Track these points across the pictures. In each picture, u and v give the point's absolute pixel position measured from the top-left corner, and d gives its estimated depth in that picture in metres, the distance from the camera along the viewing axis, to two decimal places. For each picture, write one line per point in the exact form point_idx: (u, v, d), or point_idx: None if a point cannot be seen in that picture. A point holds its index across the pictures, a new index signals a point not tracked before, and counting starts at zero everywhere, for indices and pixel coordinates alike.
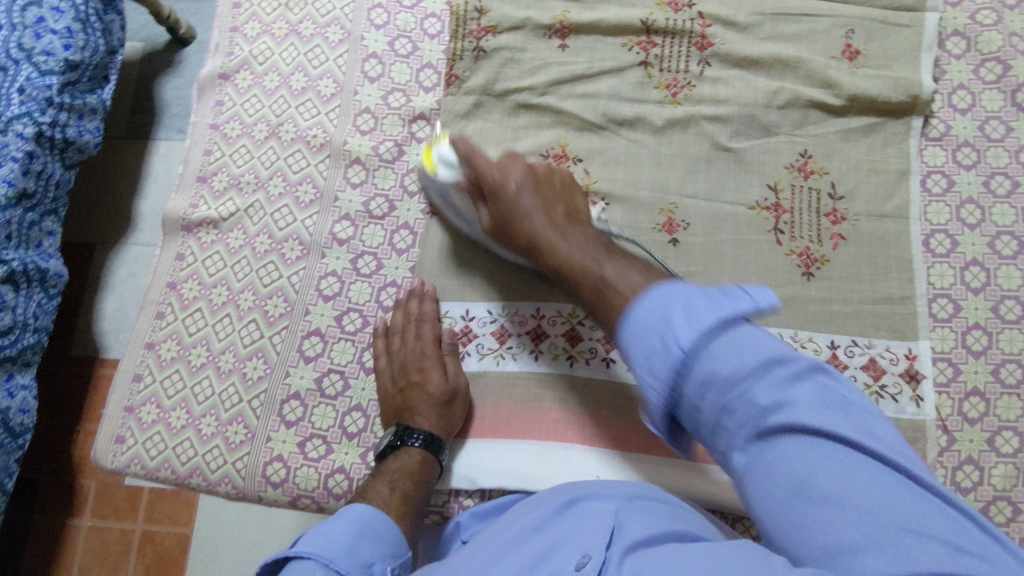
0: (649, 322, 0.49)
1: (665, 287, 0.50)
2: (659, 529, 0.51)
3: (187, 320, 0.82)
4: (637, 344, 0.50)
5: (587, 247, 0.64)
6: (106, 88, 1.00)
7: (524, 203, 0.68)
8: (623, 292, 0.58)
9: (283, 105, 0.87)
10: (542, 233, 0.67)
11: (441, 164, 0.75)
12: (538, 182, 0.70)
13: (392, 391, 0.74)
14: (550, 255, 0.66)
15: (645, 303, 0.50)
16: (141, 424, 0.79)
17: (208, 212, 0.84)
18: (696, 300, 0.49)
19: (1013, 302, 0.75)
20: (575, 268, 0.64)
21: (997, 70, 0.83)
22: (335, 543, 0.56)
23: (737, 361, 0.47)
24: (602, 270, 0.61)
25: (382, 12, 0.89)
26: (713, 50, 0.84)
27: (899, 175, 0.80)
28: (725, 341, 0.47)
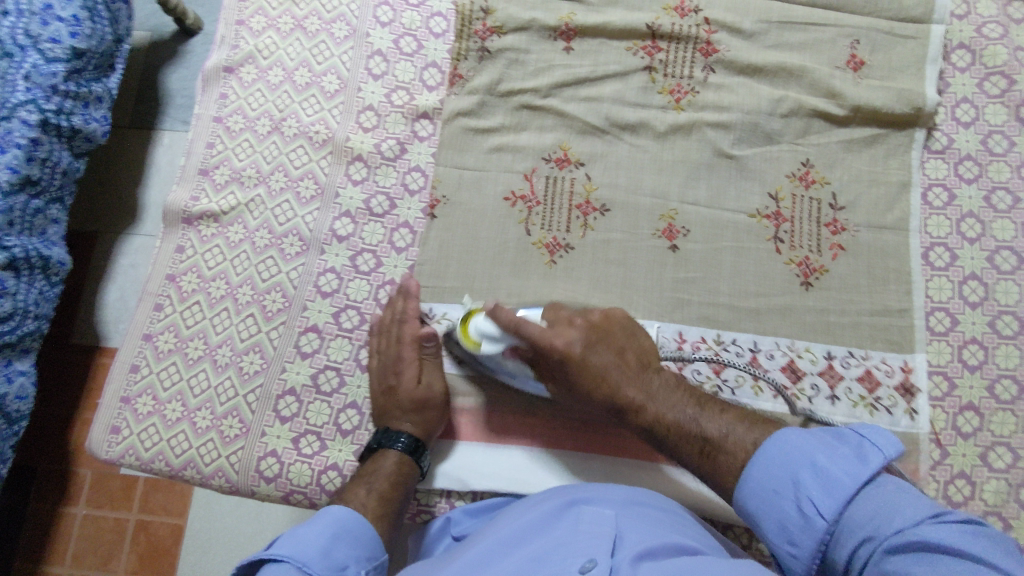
0: (769, 473, 0.53)
1: (766, 455, 0.53)
2: (657, 535, 0.52)
3: (185, 313, 0.82)
4: (769, 506, 0.52)
5: (677, 402, 0.62)
6: (113, 77, 1.00)
7: (596, 358, 0.65)
8: (723, 449, 0.57)
9: (286, 100, 0.87)
10: (629, 391, 0.64)
11: (482, 340, 0.68)
12: (603, 334, 0.66)
13: (377, 393, 0.74)
14: (638, 411, 0.63)
15: (769, 458, 0.53)
16: (137, 415, 0.79)
17: (209, 205, 0.84)
18: (816, 454, 0.51)
19: (1010, 317, 0.75)
20: (674, 428, 0.60)
21: (1001, 84, 0.82)
22: (310, 545, 0.55)
23: (876, 506, 0.47)
24: (703, 428, 0.59)
25: (388, 10, 0.89)
26: (717, 57, 0.84)
27: (900, 186, 0.80)
28: (862, 489, 0.48)
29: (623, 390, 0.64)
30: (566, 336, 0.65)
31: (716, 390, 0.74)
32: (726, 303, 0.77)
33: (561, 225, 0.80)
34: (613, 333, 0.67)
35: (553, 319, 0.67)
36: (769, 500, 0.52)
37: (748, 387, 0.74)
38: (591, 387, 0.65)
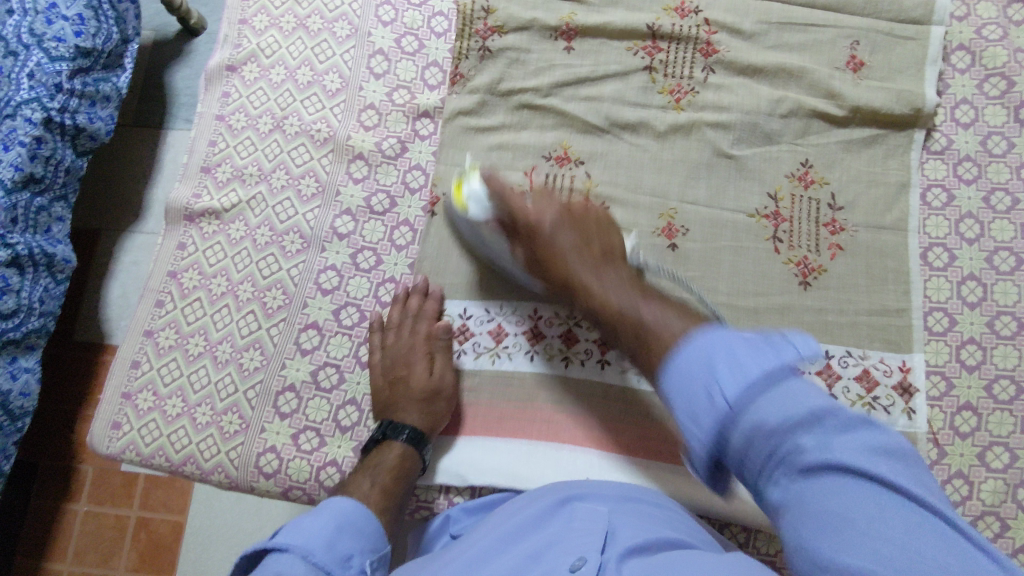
0: (693, 372, 0.47)
1: (693, 350, 0.49)
2: (650, 531, 0.52)
3: (186, 309, 0.82)
4: (680, 394, 0.48)
5: (621, 287, 0.63)
6: (123, 74, 1.01)
7: (560, 237, 0.68)
8: (661, 336, 0.54)
9: (288, 98, 0.88)
10: (577, 270, 0.66)
11: (471, 201, 0.74)
12: (577, 218, 0.69)
13: (382, 385, 0.75)
14: (584, 291, 0.65)
15: (695, 350, 0.49)
16: (138, 410, 0.79)
17: (210, 202, 0.85)
18: (739, 352, 0.46)
19: (1008, 318, 0.75)
20: (608, 310, 0.62)
21: (1000, 86, 0.83)
22: (313, 535, 0.55)
23: (779, 402, 0.43)
24: (641, 313, 0.58)
25: (390, 9, 0.90)
26: (717, 57, 0.84)
27: (899, 187, 0.80)
28: (770, 386, 0.44)
29: (573, 263, 0.66)
30: (541, 206, 0.69)
31: None
32: (725, 302, 0.77)
33: None
34: (588, 218, 0.69)
35: (535, 193, 0.71)
36: (692, 401, 0.47)
37: None
38: (546, 259, 0.68)
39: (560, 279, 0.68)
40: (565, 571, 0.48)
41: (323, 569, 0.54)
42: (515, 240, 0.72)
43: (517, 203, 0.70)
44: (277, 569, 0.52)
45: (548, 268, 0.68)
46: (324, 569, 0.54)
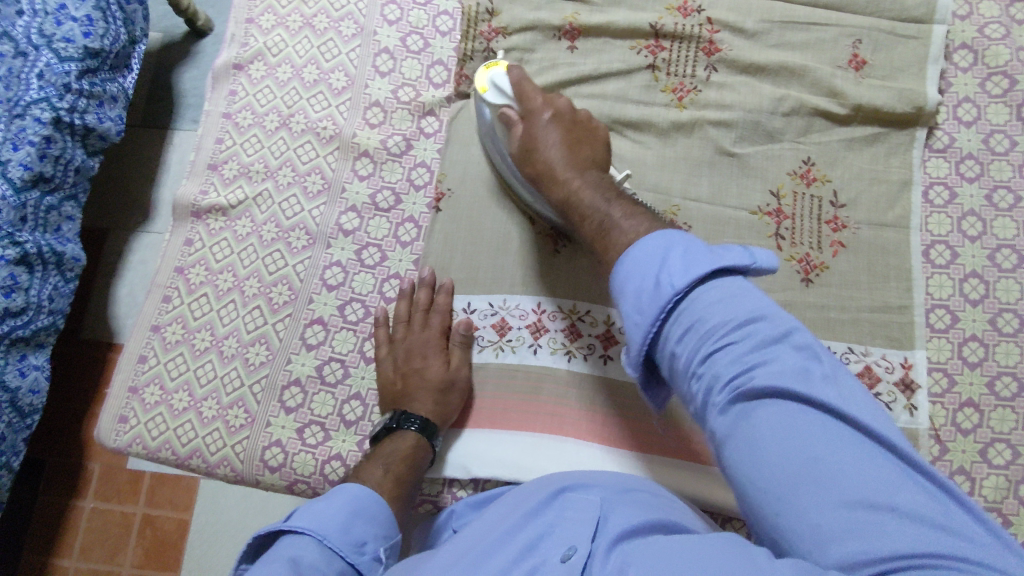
0: (643, 263, 0.53)
1: (644, 242, 0.54)
2: (644, 515, 0.53)
3: (193, 304, 0.83)
4: (630, 287, 0.53)
5: (598, 185, 0.66)
6: (128, 76, 1.03)
7: (553, 135, 0.70)
8: (622, 231, 0.59)
9: (295, 97, 0.89)
10: (558, 162, 0.69)
11: (490, 88, 0.76)
12: (580, 125, 0.72)
13: (394, 377, 0.75)
14: (562, 186, 0.68)
15: (647, 241, 0.54)
16: (145, 405, 0.80)
17: (217, 199, 0.86)
18: (689, 252, 0.51)
19: (1011, 315, 0.76)
20: (577, 199, 0.66)
21: (1003, 84, 0.83)
22: (330, 520, 0.56)
23: (719, 308, 0.49)
24: (610, 210, 0.63)
25: (396, 8, 0.91)
26: (720, 56, 0.84)
27: (901, 184, 0.80)
28: (708, 285, 0.50)
29: (554, 155, 0.69)
30: (552, 101, 0.72)
31: None
32: None
33: None
34: (591, 130, 0.72)
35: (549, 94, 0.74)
36: (641, 297, 0.51)
37: None
38: (531, 146, 0.71)
39: (537, 171, 0.70)
40: (555, 562, 0.49)
41: (337, 554, 0.55)
42: (517, 124, 0.73)
43: (530, 92, 0.72)
44: (293, 551, 0.53)
45: (530, 161, 0.71)
46: (338, 554, 0.55)
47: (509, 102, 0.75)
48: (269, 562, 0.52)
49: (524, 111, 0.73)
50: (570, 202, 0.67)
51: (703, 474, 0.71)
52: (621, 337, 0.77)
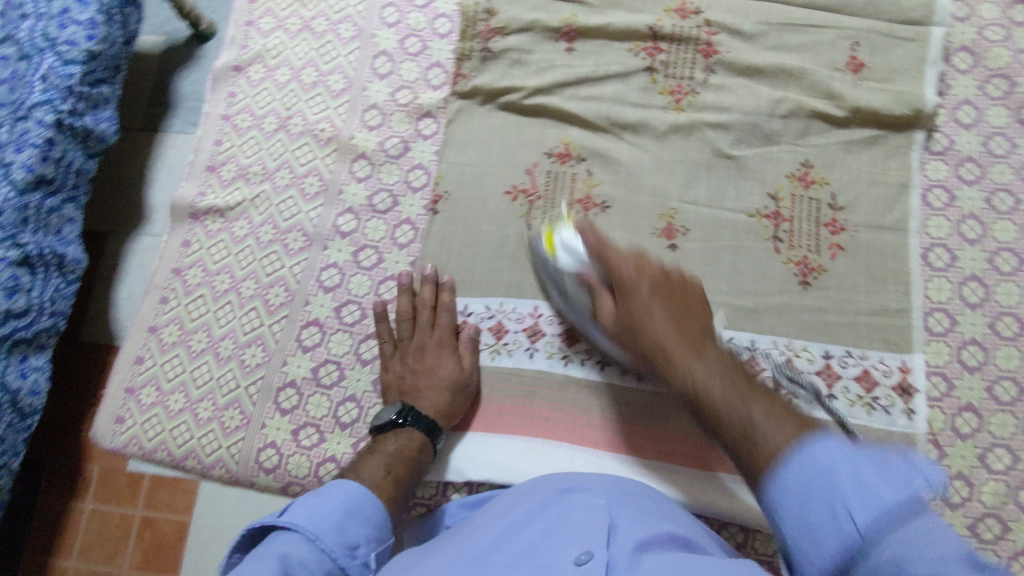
0: (807, 486, 0.42)
1: (809, 460, 0.42)
2: (649, 521, 0.54)
3: (190, 305, 0.83)
4: (790, 513, 0.42)
5: (723, 372, 0.53)
6: (119, 79, 1.02)
7: (654, 313, 0.60)
8: (771, 439, 0.46)
9: (293, 98, 0.89)
10: (670, 340, 0.58)
11: (561, 249, 0.71)
12: (679, 287, 0.62)
13: (402, 373, 0.75)
14: (677, 375, 0.56)
15: (809, 463, 0.42)
16: (141, 405, 0.80)
17: (215, 201, 0.86)
18: (865, 472, 0.40)
19: (1010, 318, 0.75)
20: (702, 390, 0.53)
21: (1003, 87, 0.83)
22: (324, 519, 0.54)
23: (907, 538, 0.37)
24: (745, 410, 0.49)
25: (394, 11, 0.91)
26: (718, 58, 0.84)
27: (900, 188, 0.80)
28: (893, 517, 0.38)
29: (660, 333, 0.59)
30: (640, 266, 0.62)
31: None
32: (725, 302, 0.77)
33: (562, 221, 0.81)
34: (692, 293, 0.62)
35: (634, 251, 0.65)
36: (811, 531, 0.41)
37: None
38: (633, 329, 0.61)
39: (647, 351, 0.60)
40: (569, 565, 0.48)
41: (329, 556, 0.53)
42: (602, 291, 0.67)
43: (612, 255, 0.63)
44: (284, 548, 0.51)
45: (635, 341, 0.61)
46: (330, 556, 0.53)
47: (585, 262, 0.69)
48: (259, 558, 0.49)
49: (610, 277, 0.64)
50: (695, 392, 0.54)
51: (698, 479, 0.71)
52: None
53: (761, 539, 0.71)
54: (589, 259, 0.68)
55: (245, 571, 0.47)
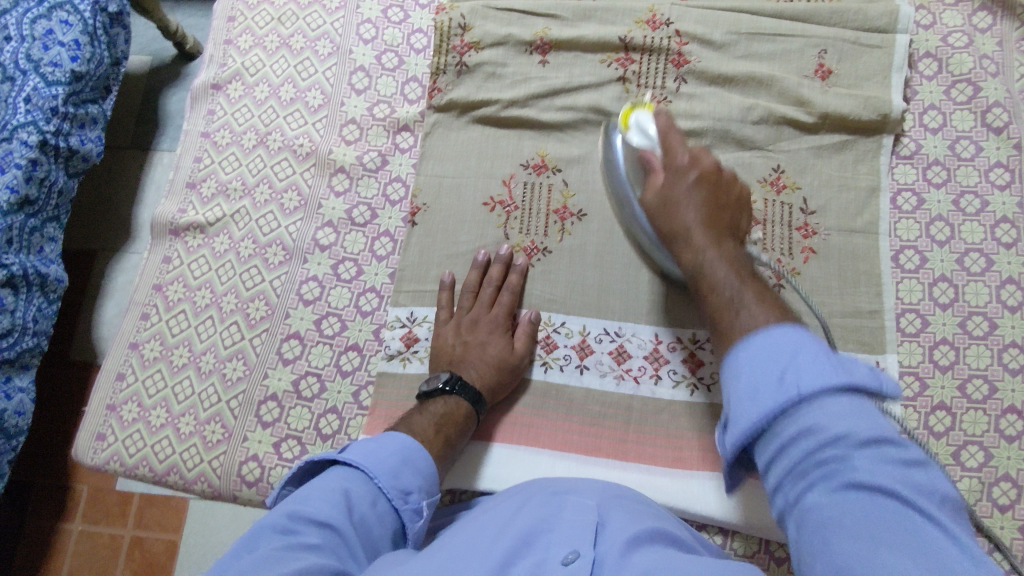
0: (768, 354, 0.50)
1: (775, 336, 0.50)
2: (640, 521, 0.56)
3: (171, 321, 0.83)
4: (744, 377, 0.50)
5: (735, 263, 0.62)
6: (108, 99, 1.04)
7: (696, 199, 0.66)
8: (751, 316, 0.56)
9: (272, 115, 0.90)
10: (692, 222, 0.66)
11: (635, 129, 0.75)
12: (726, 185, 0.68)
13: (454, 341, 0.77)
14: (694, 253, 0.65)
15: (775, 342, 0.50)
16: (122, 422, 0.80)
17: (195, 217, 0.87)
18: (818, 360, 0.48)
19: (980, 318, 0.76)
20: (708, 271, 0.63)
21: (968, 91, 0.84)
22: (382, 462, 0.61)
23: (846, 420, 0.45)
24: (737, 291, 0.59)
25: (371, 27, 0.93)
26: (689, 67, 0.86)
27: (869, 192, 0.81)
28: (854, 413, 0.45)
29: (688, 215, 0.66)
30: (698, 157, 0.69)
31: (692, 389, 0.76)
32: None
33: (539, 230, 0.82)
34: (737, 192, 0.69)
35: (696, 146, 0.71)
36: (755, 394, 0.48)
37: None
38: (669, 204, 0.68)
39: (671, 230, 0.68)
40: (557, 564, 0.50)
41: (383, 495, 0.60)
42: (656, 169, 0.72)
43: (674, 144, 0.71)
44: (345, 483, 0.59)
45: (665, 214, 0.68)
46: (385, 496, 0.60)
47: (650, 146, 0.73)
48: (323, 488, 0.57)
49: (669, 159, 0.70)
50: (698, 269, 0.64)
51: (677, 478, 0.73)
52: (596, 346, 0.78)
53: (739, 540, 0.72)
54: (655, 141, 0.73)
55: (307, 493, 0.57)
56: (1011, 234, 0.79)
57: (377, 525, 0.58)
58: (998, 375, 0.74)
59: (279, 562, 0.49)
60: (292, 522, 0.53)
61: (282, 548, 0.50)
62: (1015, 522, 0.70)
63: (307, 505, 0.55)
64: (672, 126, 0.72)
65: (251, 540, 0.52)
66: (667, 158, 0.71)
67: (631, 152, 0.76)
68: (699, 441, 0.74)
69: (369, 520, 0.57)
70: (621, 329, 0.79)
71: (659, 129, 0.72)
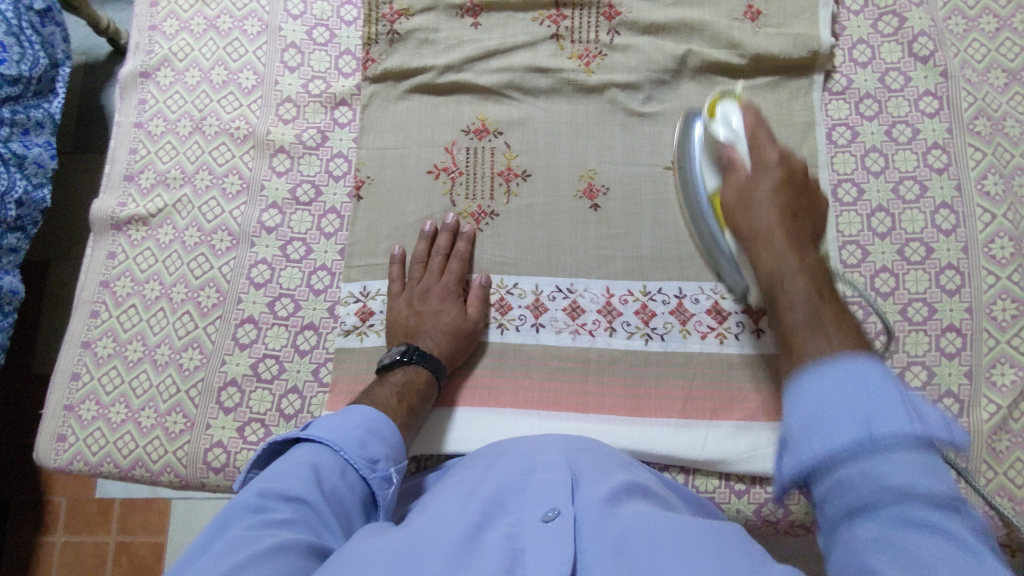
0: (833, 390, 0.39)
1: (851, 376, 0.39)
2: (611, 476, 0.57)
3: (122, 317, 0.82)
4: (814, 424, 0.38)
5: (814, 275, 0.58)
6: (54, 100, 1.00)
7: (774, 200, 0.64)
8: (812, 339, 0.49)
9: (205, 100, 0.88)
10: (775, 225, 0.62)
11: (721, 121, 0.73)
12: (802, 189, 0.66)
13: (407, 313, 0.77)
14: (767, 257, 0.61)
15: (852, 375, 0.39)
16: (82, 421, 0.79)
17: (136, 209, 0.85)
18: (882, 400, 0.38)
19: (917, 244, 0.78)
20: (785, 280, 0.58)
21: (894, 23, 0.86)
22: (346, 434, 0.62)
23: (912, 464, 0.36)
24: (806, 310, 0.53)
25: (299, 2, 0.91)
26: (621, 19, 0.86)
27: (806, 127, 0.83)
28: (922, 467, 0.36)
29: (768, 215, 0.63)
30: (787, 158, 0.67)
31: (647, 338, 0.78)
32: (649, 254, 0.80)
33: (485, 194, 0.82)
34: (816, 203, 0.67)
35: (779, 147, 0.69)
36: (820, 423, 0.38)
37: (676, 331, 0.77)
38: (747, 202, 0.66)
39: (748, 231, 0.65)
40: (537, 522, 0.51)
41: (351, 466, 0.60)
42: (739, 166, 0.69)
43: (762, 142, 0.68)
44: (312, 457, 0.59)
45: (744, 210, 0.66)
46: (352, 466, 0.60)
47: (734, 138, 0.71)
48: (289, 465, 0.57)
49: (753, 157, 0.68)
50: (772, 283, 0.59)
51: (637, 423, 0.75)
52: (549, 304, 0.79)
53: (699, 476, 0.74)
54: (744, 133, 0.70)
55: (274, 472, 0.57)
56: (942, 160, 0.81)
57: (347, 495, 0.58)
58: (937, 297, 0.77)
59: (252, 540, 0.49)
60: (263, 500, 0.53)
61: (256, 526, 0.51)
62: None
63: (277, 482, 0.55)
64: (763, 120, 0.70)
65: (223, 521, 0.51)
66: (756, 158, 0.68)
67: (715, 142, 0.74)
68: (655, 388, 0.76)
69: (340, 491, 0.58)
70: (572, 285, 0.80)
71: (748, 113, 0.70)
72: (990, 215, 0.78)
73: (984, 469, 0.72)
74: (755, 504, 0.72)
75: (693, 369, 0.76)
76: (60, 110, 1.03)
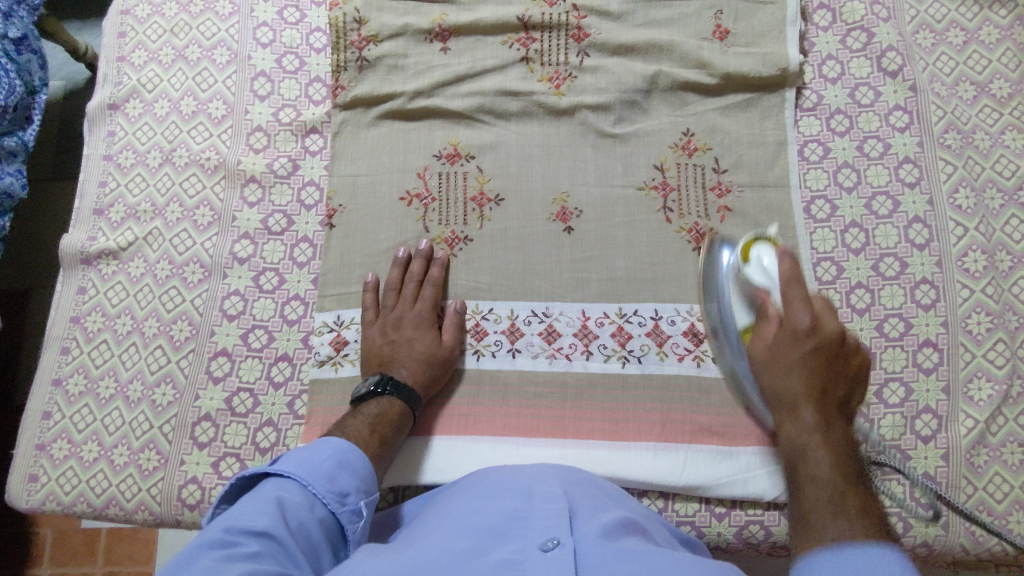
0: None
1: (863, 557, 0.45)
2: (606, 513, 0.57)
3: (93, 352, 0.81)
4: None
5: (841, 450, 0.58)
6: (28, 129, 0.99)
7: (806, 366, 0.63)
8: (812, 481, 0.56)
9: (175, 130, 0.88)
10: (800, 394, 0.63)
11: (755, 265, 0.70)
12: (845, 355, 0.64)
13: (381, 342, 0.77)
14: (790, 426, 0.62)
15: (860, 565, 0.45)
16: (54, 461, 0.78)
17: (106, 243, 0.84)
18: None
19: (891, 259, 0.78)
20: (809, 456, 0.58)
21: (862, 38, 0.86)
22: (315, 468, 0.61)
23: None
24: (822, 479, 0.56)
25: (268, 30, 0.91)
26: (590, 40, 0.86)
27: (778, 145, 0.83)
28: None
29: (798, 383, 0.63)
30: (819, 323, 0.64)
31: (624, 361, 0.77)
32: (624, 276, 0.80)
33: (458, 220, 0.82)
34: (853, 361, 0.65)
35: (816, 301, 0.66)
36: None
37: (653, 353, 0.77)
38: (776, 360, 0.65)
39: (776, 393, 0.64)
40: (537, 551, 0.50)
41: (320, 501, 0.59)
42: (769, 318, 0.68)
43: (792, 301, 0.64)
44: (278, 492, 0.58)
45: (773, 369, 0.65)
46: (321, 500, 0.59)
47: (768, 284, 0.68)
48: (255, 500, 0.56)
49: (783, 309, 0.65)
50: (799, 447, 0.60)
51: (615, 447, 0.74)
52: (526, 328, 0.79)
53: (679, 501, 0.73)
54: (776, 284, 0.68)
55: (240, 507, 0.55)
56: (913, 174, 0.81)
57: (315, 530, 0.57)
58: (912, 312, 0.76)
59: None
60: (230, 535, 0.52)
61: (222, 559, 0.50)
62: (938, 450, 0.72)
63: (242, 517, 0.54)
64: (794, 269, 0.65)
65: (186, 558, 0.50)
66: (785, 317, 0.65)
67: (746, 284, 0.71)
68: (633, 411, 0.76)
69: (308, 525, 0.57)
70: (548, 308, 0.79)
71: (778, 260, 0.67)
72: (962, 228, 0.78)
73: (964, 485, 0.71)
74: (736, 528, 0.72)
75: (672, 392, 0.76)
76: (36, 138, 1.02)
